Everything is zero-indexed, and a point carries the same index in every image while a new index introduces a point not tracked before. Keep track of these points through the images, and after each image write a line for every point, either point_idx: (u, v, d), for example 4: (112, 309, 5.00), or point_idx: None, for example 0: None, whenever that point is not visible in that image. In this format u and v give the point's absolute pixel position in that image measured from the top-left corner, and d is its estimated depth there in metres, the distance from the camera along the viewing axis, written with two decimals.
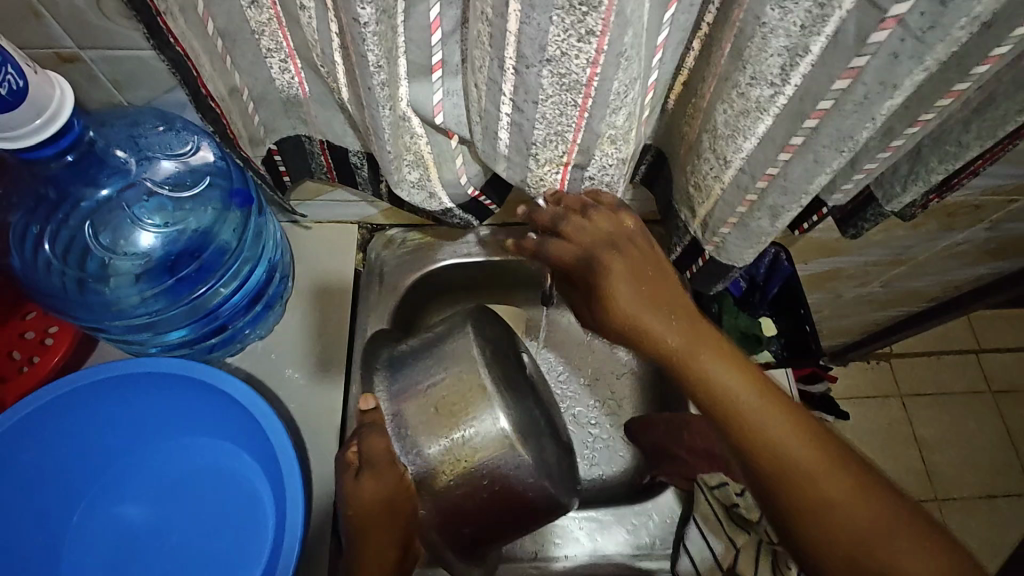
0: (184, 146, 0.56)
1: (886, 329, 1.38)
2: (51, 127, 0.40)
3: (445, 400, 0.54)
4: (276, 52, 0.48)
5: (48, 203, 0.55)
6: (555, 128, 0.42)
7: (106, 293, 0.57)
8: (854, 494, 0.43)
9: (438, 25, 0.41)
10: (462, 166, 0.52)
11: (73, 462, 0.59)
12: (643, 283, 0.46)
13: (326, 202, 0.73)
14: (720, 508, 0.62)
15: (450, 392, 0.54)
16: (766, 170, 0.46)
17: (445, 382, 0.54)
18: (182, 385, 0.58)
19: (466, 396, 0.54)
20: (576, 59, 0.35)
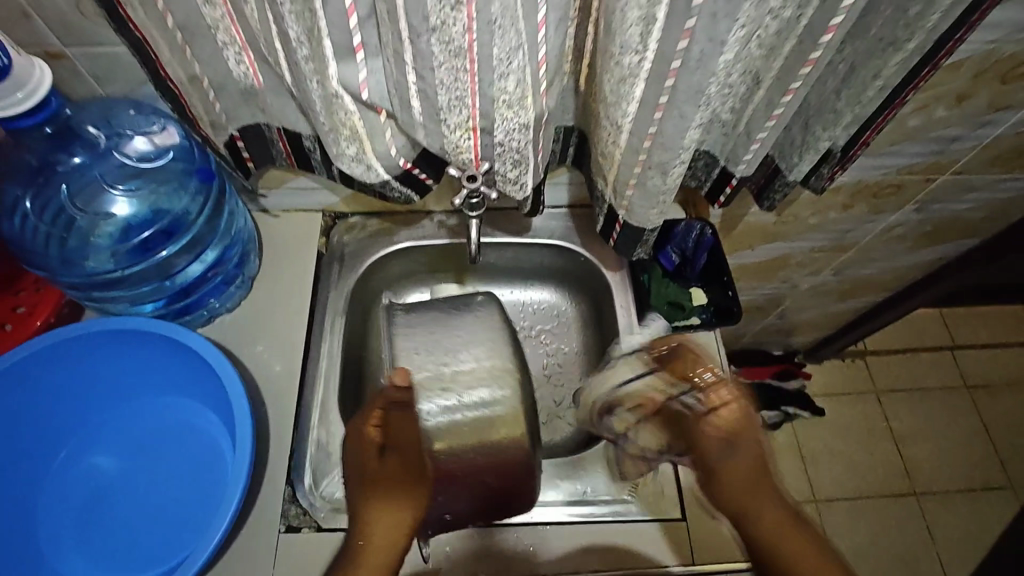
0: (153, 126, 0.64)
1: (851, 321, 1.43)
2: (32, 100, 0.48)
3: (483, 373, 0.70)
4: (231, 45, 0.56)
5: (33, 172, 0.63)
6: (455, 93, 0.49)
7: (81, 251, 0.65)
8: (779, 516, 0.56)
9: (354, 11, 0.47)
10: (391, 138, 0.60)
11: (51, 414, 0.66)
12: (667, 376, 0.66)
13: (291, 191, 0.80)
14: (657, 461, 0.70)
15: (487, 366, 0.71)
16: (648, 130, 0.53)
17: (466, 369, 0.70)
18: (147, 340, 0.64)
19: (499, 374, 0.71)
20: (455, 27, 0.43)
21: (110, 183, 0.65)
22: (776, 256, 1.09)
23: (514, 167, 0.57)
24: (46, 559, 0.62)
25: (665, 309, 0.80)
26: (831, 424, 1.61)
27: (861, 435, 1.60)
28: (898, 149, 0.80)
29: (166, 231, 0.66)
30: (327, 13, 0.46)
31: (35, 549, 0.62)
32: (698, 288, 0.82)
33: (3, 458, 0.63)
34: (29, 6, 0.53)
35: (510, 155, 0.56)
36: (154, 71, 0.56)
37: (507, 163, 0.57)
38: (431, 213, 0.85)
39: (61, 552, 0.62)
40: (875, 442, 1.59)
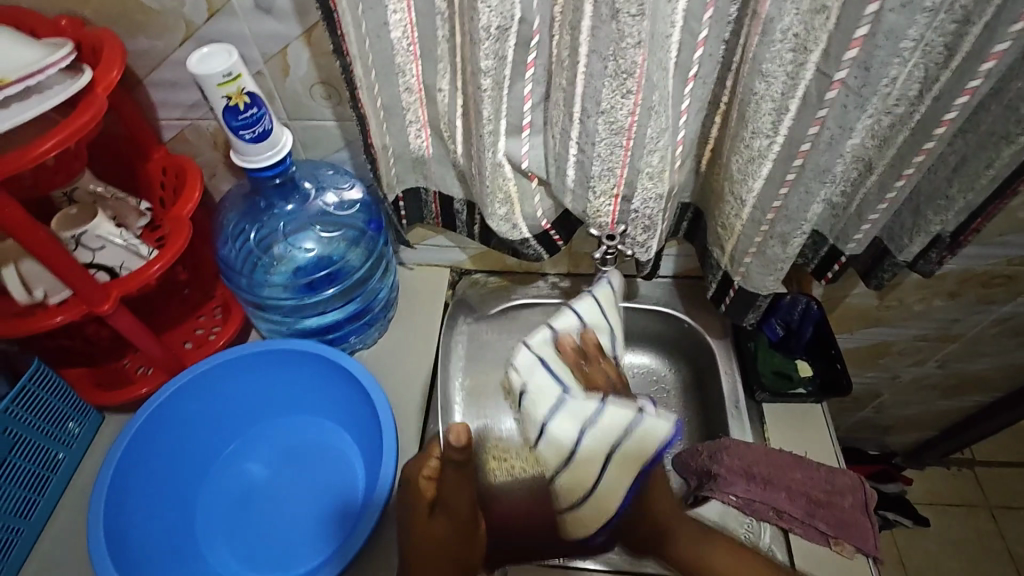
0: (346, 185, 0.79)
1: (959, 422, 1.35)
2: (276, 157, 0.61)
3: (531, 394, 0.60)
4: (415, 123, 0.70)
5: (257, 210, 0.78)
6: (608, 165, 0.59)
7: (270, 278, 0.77)
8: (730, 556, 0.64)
9: (530, 97, 0.59)
10: (538, 202, 0.70)
11: (221, 421, 0.76)
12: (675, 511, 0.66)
13: (428, 247, 0.92)
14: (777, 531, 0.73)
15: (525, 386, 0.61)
16: (773, 203, 0.60)
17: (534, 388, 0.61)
18: (314, 363, 0.74)
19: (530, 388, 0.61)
20: (621, 111, 0.53)
21: (304, 226, 0.79)
22: (875, 343, 1.09)
23: (644, 231, 0.66)
24: (199, 548, 0.70)
25: (775, 381, 0.81)
26: (937, 536, 1.48)
27: (975, 552, 1.46)
28: (1007, 240, 0.83)
29: (336, 272, 0.78)
30: (511, 99, 0.58)
31: (192, 537, 0.70)
32: (802, 358, 0.85)
33: (180, 453, 0.73)
34: (276, 90, 0.69)
35: (643, 221, 0.65)
36: (366, 141, 0.69)
37: (639, 228, 0.66)
38: (545, 275, 0.95)
39: (212, 544, 0.70)
40: (992, 563, 1.45)
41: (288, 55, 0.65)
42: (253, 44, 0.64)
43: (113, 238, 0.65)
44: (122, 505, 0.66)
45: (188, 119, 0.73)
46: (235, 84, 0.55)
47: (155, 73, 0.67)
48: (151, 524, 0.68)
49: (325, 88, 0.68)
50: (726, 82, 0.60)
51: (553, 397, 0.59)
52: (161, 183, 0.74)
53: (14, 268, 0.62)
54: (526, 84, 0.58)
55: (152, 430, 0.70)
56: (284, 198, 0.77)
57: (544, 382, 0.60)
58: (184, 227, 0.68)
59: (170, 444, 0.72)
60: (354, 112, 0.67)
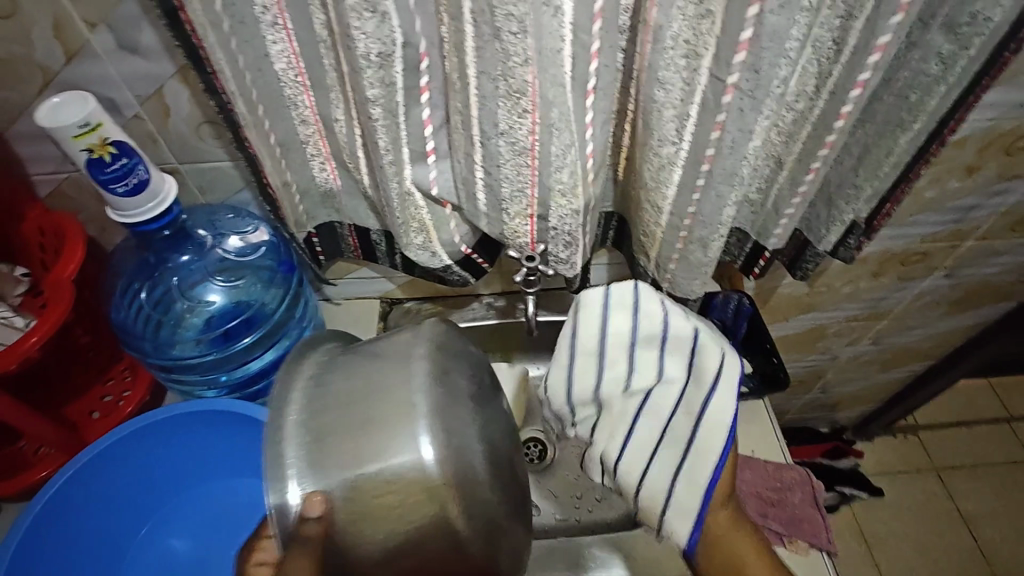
0: (248, 227, 0.73)
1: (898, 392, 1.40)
2: (158, 209, 0.56)
3: (344, 400, 0.47)
4: (317, 156, 0.66)
5: (149, 266, 0.71)
6: (517, 186, 0.56)
7: (174, 337, 0.71)
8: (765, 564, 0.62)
9: (429, 122, 0.57)
10: (456, 227, 0.67)
11: (139, 497, 0.71)
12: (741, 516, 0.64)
13: (353, 280, 0.88)
14: None
15: (349, 394, 0.48)
16: (688, 209, 0.60)
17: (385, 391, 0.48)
18: (231, 425, 0.68)
19: (361, 395, 0.48)
20: (520, 129, 0.52)
21: (207, 277, 0.74)
22: (811, 328, 1.11)
23: (566, 248, 0.63)
24: None
25: None
26: (891, 505, 1.53)
27: (926, 517, 1.52)
28: (919, 219, 0.85)
29: (246, 321, 0.73)
30: (408, 125, 0.56)
31: None
32: (740, 356, 0.83)
33: (94, 539, 0.67)
34: (159, 133, 0.63)
35: (562, 237, 0.62)
36: (263, 180, 0.66)
37: (560, 245, 0.63)
38: (479, 297, 0.92)
39: None
40: (942, 525, 1.50)
41: (166, 96, 0.60)
42: (126, 87, 0.59)
43: None
44: None
45: (63, 172, 0.66)
46: (96, 133, 0.50)
47: (15, 126, 0.61)
48: None
49: (213, 127, 0.64)
50: (628, 91, 0.59)
51: (322, 450, 0.45)
52: (39, 244, 0.67)
53: None
54: (422, 108, 0.55)
55: (50, 526, 0.63)
56: (179, 249, 0.71)
57: (337, 433, 0.46)
58: (65, 291, 0.62)
59: (80, 531, 0.66)
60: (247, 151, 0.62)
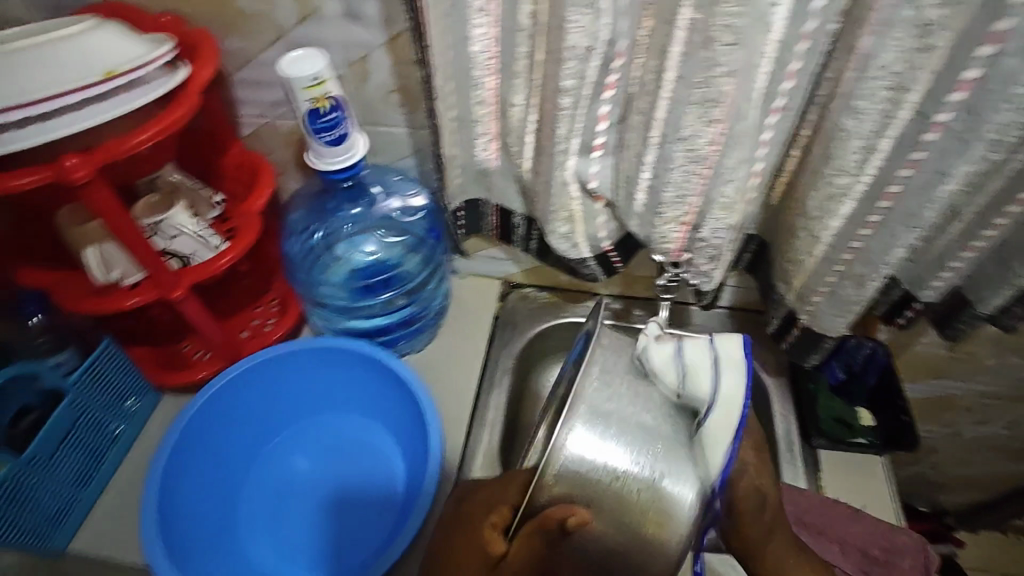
0: (411, 191, 0.80)
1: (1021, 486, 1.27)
2: (348, 161, 0.62)
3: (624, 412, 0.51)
4: (484, 136, 0.70)
5: (323, 210, 0.80)
6: (681, 192, 0.57)
7: (330, 276, 0.79)
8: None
9: (604, 118, 0.59)
10: (602, 223, 0.69)
11: (270, 414, 0.78)
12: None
13: (481, 259, 0.92)
14: None
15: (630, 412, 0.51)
16: (852, 243, 0.58)
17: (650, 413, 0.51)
18: (367, 366, 0.75)
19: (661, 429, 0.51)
20: (702, 138, 0.52)
21: (367, 230, 0.81)
22: (937, 395, 1.03)
23: (709, 261, 0.64)
24: (241, 537, 0.71)
25: (833, 426, 0.78)
26: None
27: None
28: None
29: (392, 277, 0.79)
30: (586, 118, 0.58)
31: (234, 525, 0.72)
32: (864, 407, 0.81)
33: (230, 443, 0.75)
34: (354, 95, 0.70)
35: (710, 250, 0.63)
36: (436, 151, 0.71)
37: (704, 257, 0.64)
38: (595, 295, 0.94)
39: (252, 533, 0.71)
40: None
41: (370, 63, 0.67)
42: (339, 50, 0.66)
43: (188, 228, 0.68)
44: (175, 489, 0.68)
45: (266, 118, 0.75)
46: (321, 88, 0.56)
47: (241, 72, 0.70)
48: (198, 508, 0.70)
49: (401, 95, 0.70)
50: (808, 116, 0.58)
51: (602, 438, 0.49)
52: (234, 177, 0.76)
53: (94, 249, 0.64)
54: (602, 105, 0.58)
55: (208, 415, 0.72)
56: (352, 200, 0.79)
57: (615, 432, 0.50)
58: (253, 222, 0.70)
59: (222, 432, 0.74)
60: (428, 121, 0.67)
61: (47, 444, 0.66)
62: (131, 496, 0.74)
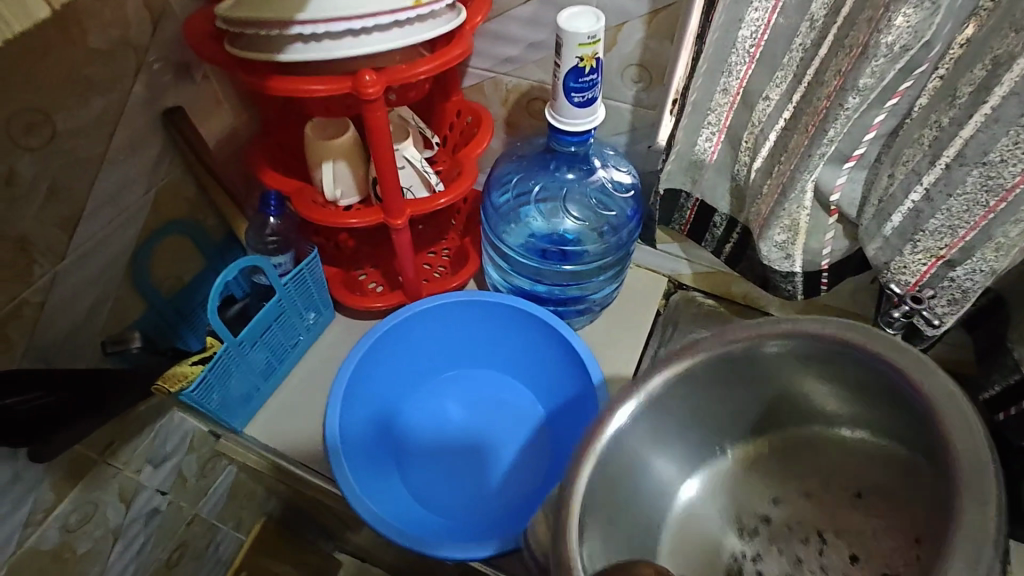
0: (623, 169, 0.78)
1: None
2: (586, 126, 0.62)
3: None
4: (713, 126, 0.67)
5: (532, 168, 0.79)
6: (952, 222, 0.52)
7: (522, 235, 0.79)
8: None
9: (876, 128, 0.55)
10: (831, 238, 0.64)
11: (436, 355, 0.80)
12: None
13: (656, 252, 0.90)
14: None
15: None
16: None
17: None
18: (543, 333, 0.75)
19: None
20: (1011, 167, 0.46)
21: (569, 198, 0.79)
22: None
23: (948, 304, 0.58)
24: (396, 465, 0.73)
25: None
26: None
27: None
28: None
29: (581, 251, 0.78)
30: (854, 125, 0.54)
31: (390, 451, 0.74)
32: None
33: (398, 372, 0.77)
34: None
35: (953, 292, 0.57)
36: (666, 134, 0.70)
37: (944, 299, 0.58)
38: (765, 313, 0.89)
39: (405, 463, 0.74)
40: None
41: (621, 33, 0.66)
42: None
43: (413, 161, 0.71)
44: (352, 403, 0.71)
45: (494, 72, 0.77)
46: (593, 48, 0.56)
47: (489, 24, 0.72)
48: (365, 427, 0.72)
49: (639, 71, 0.69)
50: None
51: None
52: (451, 123, 0.80)
53: (330, 165, 0.68)
54: (880, 113, 0.53)
55: (389, 342, 0.74)
56: (569, 165, 0.76)
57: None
58: (473, 168, 0.72)
59: (395, 361, 0.76)
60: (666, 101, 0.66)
61: (252, 335, 0.71)
62: (301, 400, 0.80)
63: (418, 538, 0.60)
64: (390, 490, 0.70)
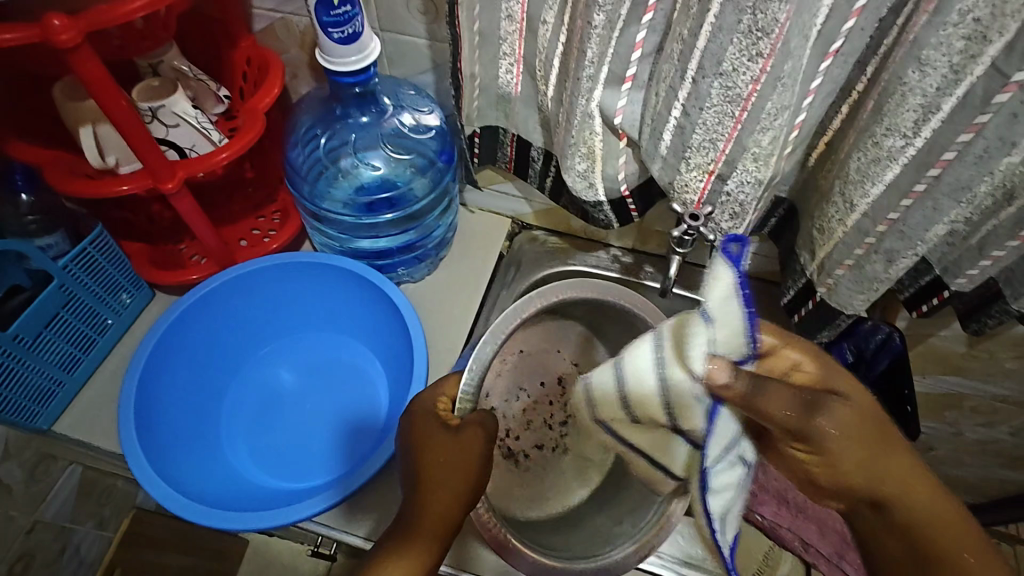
0: (425, 107, 0.75)
1: (994, 504, 1.14)
2: (360, 64, 0.58)
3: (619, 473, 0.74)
4: (509, 56, 0.64)
5: (330, 117, 0.75)
6: (711, 135, 0.52)
7: (332, 190, 0.76)
8: (950, 522, 0.44)
9: (640, 46, 0.54)
10: (623, 164, 0.65)
11: (257, 325, 0.79)
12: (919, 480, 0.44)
13: (492, 193, 0.88)
14: (797, 563, 0.70)
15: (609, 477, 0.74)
16: (888, 215, 0.54)
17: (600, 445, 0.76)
18: (359, 287, 0.74)
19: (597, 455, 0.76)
20: (743, 75, 0.47)
21: (375, 146, 0.77)
22: (945, 393, 0.93)
23: (731, 218, 0.60)
24: (221, 445, 0.73)
25: None
26: None
27: None
28: None
29: (395, 200, 0.76)
30: (619, 43, 0.53)
31: (214, 433, 0.73)
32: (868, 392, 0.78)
33: (215, 348, 0.76)
34: None
35: (732, 206, 0.58)
36: (455, 65, 0.65)
37: (726, 213, 0.60)
38: (607, 246, 0.90)
39: (231, 442, 0.73)
40: None
41: None
42: None
43: (188, 118, 0.65)
44: (155, 387, 0.68)
45: (281, 13, 0.70)
46: None
47: None
48: (178, 409, 0.71)
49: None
50: (865, 66, 0.52)
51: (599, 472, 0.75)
52: (242, 73, 0.72)
53: (89, 130, 0.61)
54: (640, 30, 0.52)
55: (193, 321, 0.72)
56: (362, 110, 0.73)
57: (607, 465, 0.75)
58: (258, 121, 0.66)
59: (207, 338, 0.75)
60: (449, 31, 0.62)
61: (32, 326, 0.65)
62: (114, 391, 0.74)
63: (222, 515, 0.59)
64: (211, 470, 0.69)
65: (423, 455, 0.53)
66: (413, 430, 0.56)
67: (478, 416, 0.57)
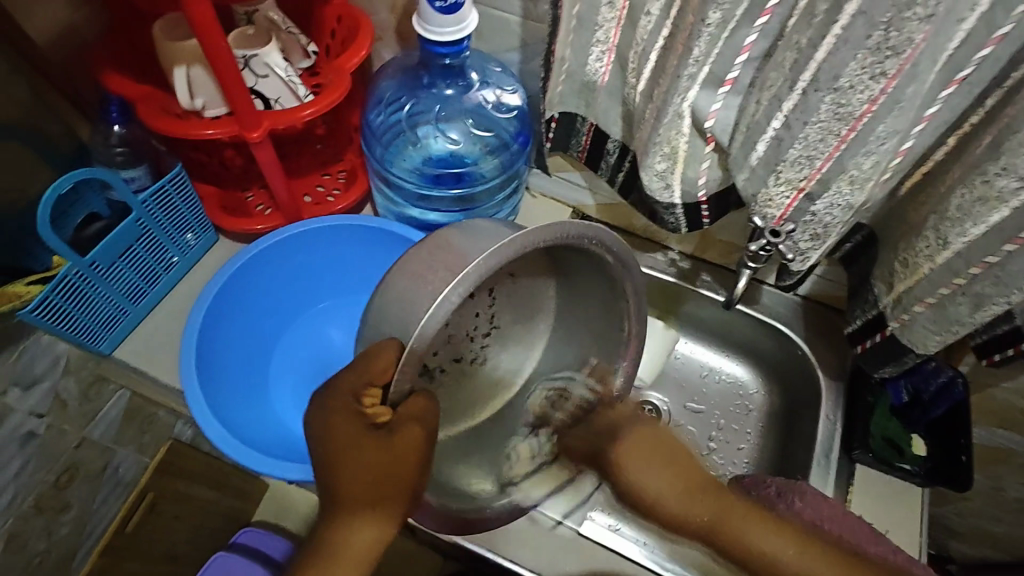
0: (508, 85, 0.74)
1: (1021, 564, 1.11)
2: (455, 36, 0.57)
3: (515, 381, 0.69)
4: (601, 44, 0.62)
5: (414, 85, 0.75)
6: (809, 152, 0.51)
7: (404, 158, 0.76)
8: None
9: (748, 50, 0.52)
10: (705, 169, 0.63)
11: (314, 282, 0.80)
12: (817, 542, 0.46)
13: (556, 180, 0.87)
14: None
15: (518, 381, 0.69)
16: (986, 257, 0.51)
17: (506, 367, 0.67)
18: None
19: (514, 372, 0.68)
20: (860, 94, 0.45)
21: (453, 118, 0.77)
22: (994, 446, 0.89)
23: (811, 238, 0.58)
24: (268, 393, 0.75)
25: (884, 447, 0.73)
26: None
27: None
28: None
29: (465, 174, 0.76)
30: (725, 44, 0.51)
31: (264, 378, 0.76)
32: (920, 435, 0.75)
33: (274, 298, 0.78)
34: None
35: (815, 227, 0.56)
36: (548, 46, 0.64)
37: (807, 233, 0.58)
38: (666, 248, 0.88)
39: (278, 390, 0.76)
40: None
41: None
42: None
43: (277, 70, 0.65)
44: (217, 326, 0.71)
45: None
46: None
47: None
48: (234, 349, 0.73)
49: None
50: (985, 99, 0.50)
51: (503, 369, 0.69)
52: (332, 30, 0.72)
53: (183, 70, 0.62)
54: (751, 33, 0.50)
55: (259, 269, 0.74)
56: (447, 81, 0.73)
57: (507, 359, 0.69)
58: (344, 81, 0.65)
59: (268, 287, 0.76)
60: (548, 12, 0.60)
61: (108, 255, 0.67)
62: (173, 326, 0.76)
63: (264, 460, 0.61)
64: (259, 414, 0.72)
65: (342, 461, 0.48)
66: (327, 426, 0.49)
67: (414, 405, 0.50)
